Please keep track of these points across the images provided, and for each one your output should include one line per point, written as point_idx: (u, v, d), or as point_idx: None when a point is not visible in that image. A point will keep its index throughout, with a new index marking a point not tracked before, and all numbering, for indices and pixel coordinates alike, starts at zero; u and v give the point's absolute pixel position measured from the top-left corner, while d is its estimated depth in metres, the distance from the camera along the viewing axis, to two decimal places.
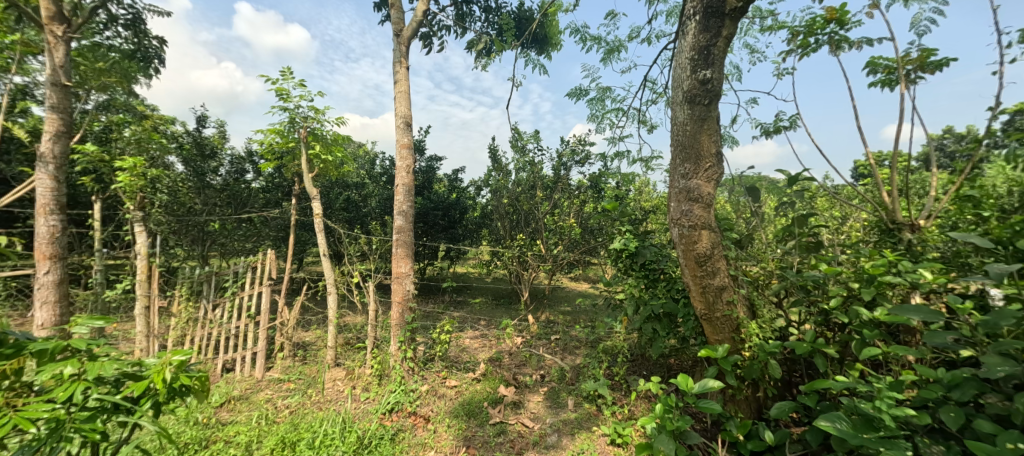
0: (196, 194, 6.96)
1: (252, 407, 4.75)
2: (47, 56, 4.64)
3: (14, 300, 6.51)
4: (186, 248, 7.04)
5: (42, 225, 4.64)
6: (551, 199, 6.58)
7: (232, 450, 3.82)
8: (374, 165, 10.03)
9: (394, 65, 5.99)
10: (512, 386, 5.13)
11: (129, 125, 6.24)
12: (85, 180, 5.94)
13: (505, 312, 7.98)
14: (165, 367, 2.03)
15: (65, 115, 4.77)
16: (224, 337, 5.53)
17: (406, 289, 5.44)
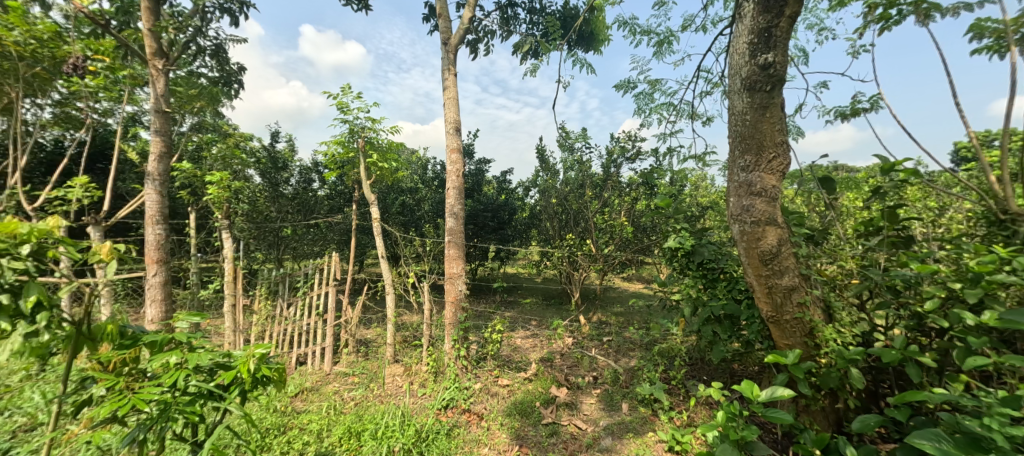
0: (270, 202, 7.47)
1: (322, 397, 4.98)
2: (151, 87, 5.20)
3: (127, 298, 7.31)
4: (264, 251, 7.53)
5: (150, 233, 5.13)
6: (601, 198, 6.41)
7: (305, 438, 4.01)
8: (426, 170, 10.30)
9: (443, 72, 6.09)
10: (567, 387, 5.05)
11: (216, 143, 6.82)
12: (182, 193, 6.52)
13: (556, 312, 7.88)
14: (250, 357, 2.27)
15: (166, 137, 5.29)
16: (297, 333, 5.89)
17: (459, 289, 5.51)
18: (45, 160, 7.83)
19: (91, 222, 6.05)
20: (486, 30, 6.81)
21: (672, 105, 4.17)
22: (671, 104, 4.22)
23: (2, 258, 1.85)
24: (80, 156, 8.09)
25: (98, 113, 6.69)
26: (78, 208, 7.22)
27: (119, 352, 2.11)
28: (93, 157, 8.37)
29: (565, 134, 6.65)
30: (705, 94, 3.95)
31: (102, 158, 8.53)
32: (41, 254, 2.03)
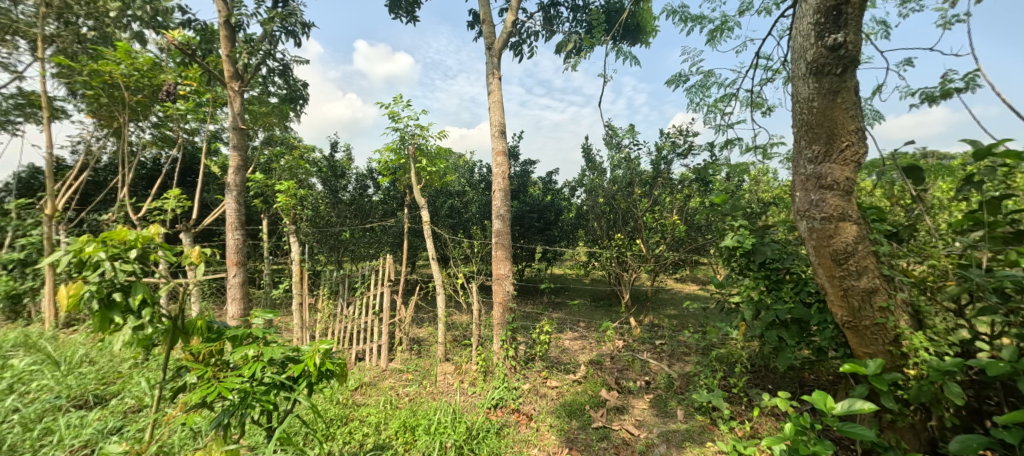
0: (331, 208, 7.82)
1: (379, 392, 5.12)
2: (229, 107, 5.59)
3: (212, 296, 7.91)
4: (326, 253, 7.85)
5: (230, 238, 5.53)
6: (651, 197, 6.15)
7: (364, 430, 4.12)
8: (472, 174, 10.43)
9: (487, 76, 6.11)
10: (619, 392, 4.88)
11: (283, 155, 7.28)
12: (256, 202, 7.03)
13: (605, 314, 7.67)
14: (316, 352, 2.52)
15: (242, 152, 5.68)
16: (356, 331, 6.10)
17: (506, 290, 5.50)
18: (145, 175, 8.74)
19: (183, 229, 6.59)
20: (529, 31, 6.78)
21: (733, 95, 3.91)
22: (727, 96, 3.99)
23: (116, 261, 2.38)
24: (174, 172, 8.94)
25: (188, 133, 7.38)
26: (172, 217, 7.93)
27: (207, 345, 2.54)
28: (182, 172, 9.21)
29: (612, 131, 6.46)
30: (764, 82, 3.71)
31: (192, 172, 9.39)
32: (145, 258, 2.54)
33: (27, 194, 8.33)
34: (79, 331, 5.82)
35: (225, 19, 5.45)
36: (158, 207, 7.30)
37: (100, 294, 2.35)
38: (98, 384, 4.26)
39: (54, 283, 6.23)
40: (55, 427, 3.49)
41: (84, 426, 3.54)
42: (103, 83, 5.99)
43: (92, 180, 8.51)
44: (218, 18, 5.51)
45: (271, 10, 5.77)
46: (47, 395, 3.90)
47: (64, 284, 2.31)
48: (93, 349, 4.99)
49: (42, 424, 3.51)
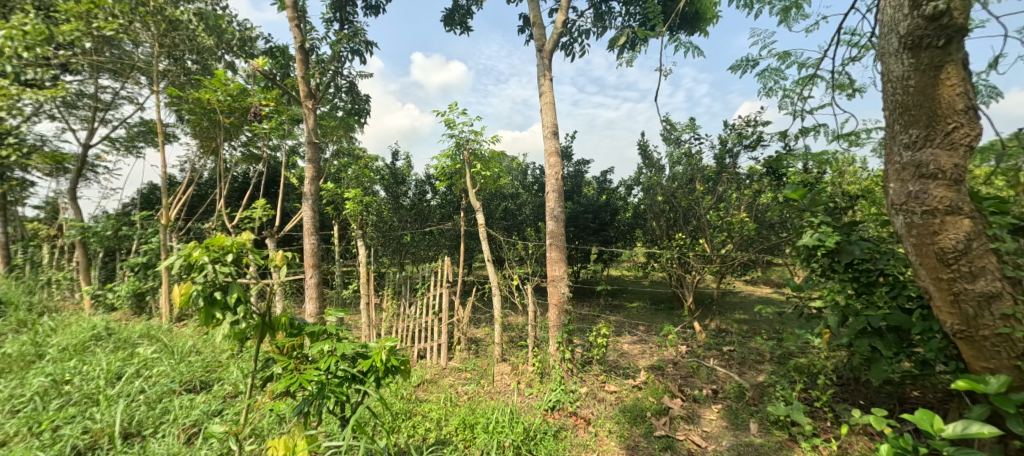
0: (393, 214, 8.08)
1: (440, 389, 5.18)
2: (305, 123, 5.93)
3: (292, 296, 8.47)
4: (389, 256, 8.09)
5: (307, 243, 5.86)
6: (715, 194, 5.77)
7: (426, 425, 4.19)
8: (526, 176, 10.40)
9: (539, 78, 6.03)
10: (684, 400, 4.60)
11: (350, 165, 7.65)
12: (328, 209, 7.45)
13: (666, 317, 7.29)
14: (382, 349, 2.81)
15: (316, 163, 5.99)
16: (418, 330, 6.24)
17: (561, 292, 5.39)
18: (237, 188, 9.61)
19: (268, 235, 7.16)
20: (580, 30, 6.63)
21: (812, 79, 3.55)
22: (804, 80, 3.64)
23: (217, 264, 2.64)
24: (261, 185, 9.73)
25: (271, 149, 7.96)
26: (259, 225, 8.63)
27: (289, 338, 2.84)
28: (267, 183, 9.98)
29: (670, 126, 6.12)
30: (849, 62, 3.34)
31: (275, 184, 10.15)
32: (240, 262, 2.78)
33: (147, 207, 9.46)
34: (188, 325, 6.45)
35: (301, 44, 5.82)
36: (250, 216, 7.94)
37: (205, 291, 2.61)
38: (203, 371, 4.68)
39: (170, 281, 6.92)
40: (171, 407, 3.90)
41: (193, 408, 3.94)
42: (203, 109, 6.67)
43: (196, 194, 9.49)
44: (294, 43, 5.87)
45: (338, 32, 6.07)
46: (164, 379, 4.36)
47: (176, 284, 2.59)
48: (199, 340, 5.50)
49: (161, 406, 3.93)
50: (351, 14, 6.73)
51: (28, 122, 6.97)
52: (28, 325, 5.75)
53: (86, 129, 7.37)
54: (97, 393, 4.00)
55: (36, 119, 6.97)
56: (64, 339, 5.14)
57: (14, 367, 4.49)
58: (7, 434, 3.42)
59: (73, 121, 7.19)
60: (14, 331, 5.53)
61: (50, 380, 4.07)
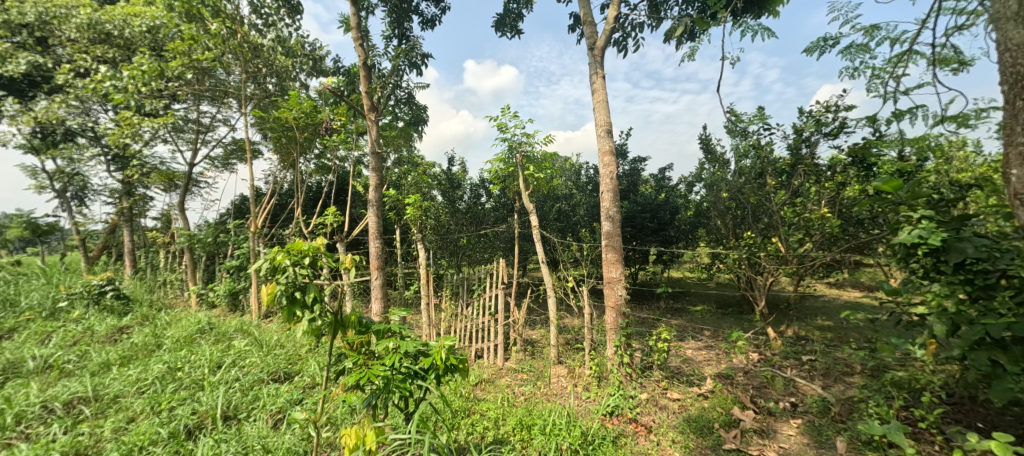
0: (450, 217, 8.19)
1: (497, 389, 5.15)
2: (369, 134, 6.14)
3: (360, 296, 8.85)
4: (446, 259, 8.21)
5: (372, 246, 6.05)
6: (789, 188, 5.27)
7: (485, 423, 4.15)
8: (579, 176, 10.22)
9: (591, 76, 5.85)
10: (758, 412, 4.25)
11: (410, 171, 7.88)
12: (391, 215, 7.71)
13: (734, 321, 6.82)
14: (443, 348, 2.95)
15: (379, 171, 6.18)
16: (475, 330, 6.25)
17: (619, 295, 5.19)
18: (312, 197, 10.24)
19: (337, 239, 7.53)
20: (633, 23, 6.37)
21: (908, 55, 3.14)
22: (898, 58, 3.23)
23: (297, 267, 2.80)
24: (331, 193, 10.29)
25: (340, 160, 8.40)
26: (330, 230, 9.12)
27: (359, 336, 3.00)
28: (337, 192, 10.51)
29: (735, 118, 5.69)
30: (953, 31, 2.90)
31: (344, 192, 10.68)
32: (315, 265, 2.91)
33: (239, 216, 10.31)
34: (273, 321, 6.89)
35: (364, 62, 6.09)
36: (323, 222, 8.40)
37: (287, 291, 2.77)
38: (287, 363, 4.97)
39: (259, 280, 7.40)
40: (261, 395, 4.19)
41: (279, 396, 4.21)
42: (284, 126, 7.12)
43: (278, 203, 10.20)
44: (358, 61, 6.14)
45: (396, 48, 6.26)
46: (255, 369, 4.68)
47: (264, 285, 2.79)
48: (284, 334, 5.85)
49: (253, 393, 4.23)
50: (408, 29, 6.90)
51: (147, 147, 7.82)
52: (149, 319, 6.37)
53: (191, 150, 8.11)
54: (202, 379, 4.37)
55: (153, 143, 7.77)
56: (177, 331, 5.63)
57: (138, 355, 4.97)
58: (133, 412, 3.81)
59: (181, 144, 7.94)
60: (138, 323, 6.13)
61: (166, 367, 4.49)
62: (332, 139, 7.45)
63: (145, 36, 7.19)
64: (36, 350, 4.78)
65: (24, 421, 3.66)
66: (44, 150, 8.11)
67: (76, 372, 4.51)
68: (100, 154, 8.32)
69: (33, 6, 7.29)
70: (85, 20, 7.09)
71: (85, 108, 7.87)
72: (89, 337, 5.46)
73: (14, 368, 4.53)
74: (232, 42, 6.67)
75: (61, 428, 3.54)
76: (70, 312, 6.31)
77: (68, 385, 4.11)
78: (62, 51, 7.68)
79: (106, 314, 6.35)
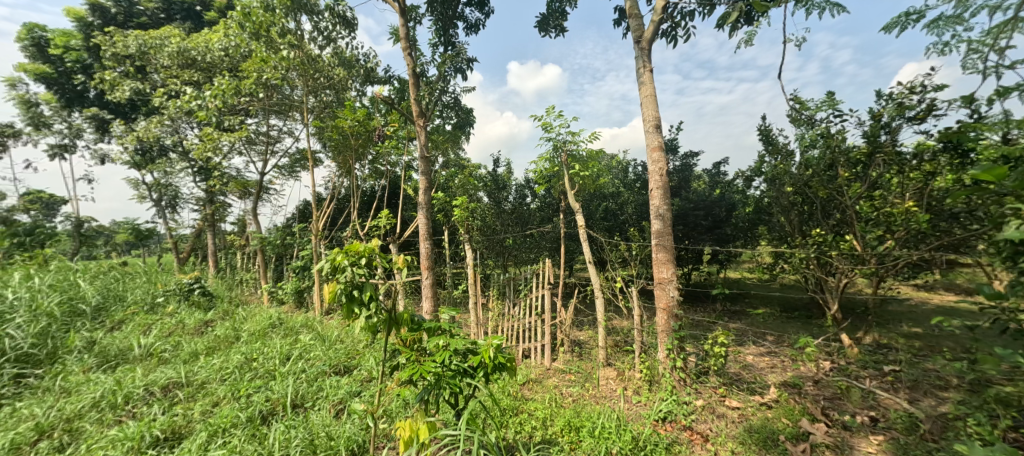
0: (496, 218, 8.20)
1: (545, 389, 5.03)
2: (417, 139, 6.20)
3: (412, 295, 9.02)
4: (493, 259, 8.18)
5: (423, 246, 6.12)
6: (866, 179, 4.75)
7: (532, 422, 4.06)
8: (627, 174, 9.95)
9: (638, 70, 5.60)
10: (830, 425, 3.90)
11: (457, 174, 7.96)
12: (439, 217, 7.81)
13: (801, 325, 6.32)
14: (490, 346, 2.91)
15: (428, 175, 6.23)
16: (522, 330, 6.16)
17: (671, 296, 4.93)
18: (366, 200, 10.62)
19: (390, 240, 7.71)
20: (684, 12, 6.05)
21: (1015, 22, 2.72)
22: (1001, 27, 2.80)
23: (354, 266, 2.85)
24: (384, 197, 10.63)
25: (391, 166, 8.60)
26: (384, 232, 9.38)
27: (411, 334, 3.01)
28: (389, 196, 10.83)
29: (799, 106, 5.24)
30: None
31: (395, 195, 11.00)
32: (371, 265, 2.95)
33: (301, 220, 10.85)
34: (335, 317, 7.17)
35: (413, 69, 6.19)
36: (377, 224, 8.65)
37: (346, 289, 2.81)
38: (347, 357, 5.11)
39: (321, 278, 7.72)
40: (324, 386, 4.34)
41: (340, 387, 4.34)
42: (339, 135, 7.39)
43: (335, 207, 10.64)
44: (407, 69, 6.22)
45: (442, 54, 6.32)
46: (319, 362, 4.85)
47: (325, 284, 2.87)
48: (344, 330, 6.03)
49: (317, 384, 4.37)
50: (454, 35, 6.93)
51: (225, 160, 8.38)
52: (229, 314, 6.81)
53: (262, 160, 8.62)
54: (274, 369, 4.59)
55: (230, 156, 8.32)
56: (252, 325, 5.98)
57: (221, 346, 5.29)
58: (217, 397, 4.06)
59: (254, 156, 8.45)
60: (220, 317, 6.55)
61: (244, 358, 4.77)
62: (385, 145, 7.65)
63: (224, 60, 7.73)
64: (140, 339, 5.13)
65: (130, 401, 3.96)
66: (145, 165, 9.01)
67: (172, 360, 4.83)
68: (188, 167, 9.04)
69: (135, 39, 8.01)
70: (175, 48, 7.67)
71: (176, 127, 8.60)
72: (181, 329, 5.87)
73: (124, 355, 4.88)
74: (297, 62, 7.04)
75: (160, 409, 3.82)
76: (167, 306, 6.81)
77: (165, 371, 4.42)
78: (157, 76, 8.45)
79: (194, 309, 6.87)
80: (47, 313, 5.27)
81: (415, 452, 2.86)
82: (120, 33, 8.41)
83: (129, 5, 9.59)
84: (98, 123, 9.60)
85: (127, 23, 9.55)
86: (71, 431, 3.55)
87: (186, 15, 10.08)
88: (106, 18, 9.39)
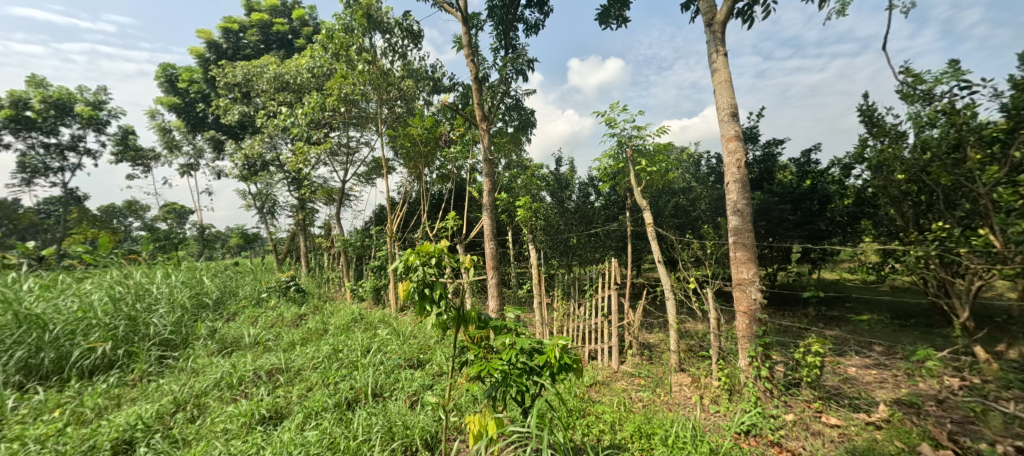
0: (560, 218, 8.01)
1: (613, 392, 4.74)
2: (481, 143, 6.16)
3: (479, 294, 9.06)
4: (557, 258, 7.96)
5: (489, 246, 6.06)
6: (1006, 162, 3.96)
7: (600, 426, 3.80)
8: (699, 167, 9.29)
9: (710, 55, 5.11)
10: (957, 453, 3.29)
11: (520, 174, 7.88)
12: (503, 218, 7.76)
13: (916, 333, 5.45)
14: (555, 346, 2.76)
15: (492, 176, 6.16)
16: (588, 330, 5.89)
17: (753, 299, 4.44)
18: (435, 203, 10.87)
19: (458, 241, 7.78)
20: None
21: None
22: None
23: (426, 265, 2.80)
24: (451, 199, 10.81)
25: (457, 169, 8.67)
26: (453, 233, 9.52)
27: (479, 332, 2.92)
28: (457, 198, 11.01)
29: (912, 80, 4.50)
30: None
31: (461, 197, 11.14)
32: (440, 265, 2.88)
33: (377, 223, 11.31)
34: (409, 313, 7.36)
35: (476, 74, 6.18)
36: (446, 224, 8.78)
37: (418, 287, 2.77)
38: (420, 351, 5.17)
39: (396, 277, 7.97)
40: (400, 378, 4.39)
41: (414, 380, 4.38)
42: (409, 142, 7.58)
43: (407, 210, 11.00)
44: (469, 73, 6.21)
45: (503, 57, 6.23)
46: (395, 355, 4.94)
47: (399, 283, 2.86)
48: (417, 326, 6.14)
49: (394, 375, 4.43)
50: (515, 37, 6.81)
51: (312, 171, 8.94)
52: (319, 308, 7.21)
53: (343, 169, 9.08)
54: (357, 360, 4.73)
55: (317, 167, 8.85)
56: (337, 320, 6.27)
57: (313, 337, 5.57)
58: (310, 383, 4.24)
59: (336, 166, 8.92)
60: (312, 311, 6.95)
61: (331, 349, 4.97)
62: (452, 151, 7.73)
63: (311, 80, 8.21)
64: (249, 329, 5.52)
65: (242, 382, 4.25)
66: (250, 178, 9.94)
67: (274, 348, 5.16)
68: (284, 178, 9.78)
69: (241, 69, 8.84)
70: (272, 75, 8.30)
71: (273, 143, 9.33)
72: (280, 321, 6.25)
73: (237, 342, 5.29)
74: (371, 76, 7.30)
75: (266, 390, 4.06)
76: (269, 300, 7.41)
77: (269, 357, 4.72)
78: (258, 101, 9.24)
79: (291, 303, 7.38)
80: (181, 304, 5.69)
81: (484, 447, 2.75)
82: (229, 65, 9.36)
83: (237, 39, 10.64)
84: (216, 144, 10.80)
85: (236, 56, 10.61)
86: (199, 406, 3.87)
87: (281, 44, 10.92)
88: (219, 53, 10.52)
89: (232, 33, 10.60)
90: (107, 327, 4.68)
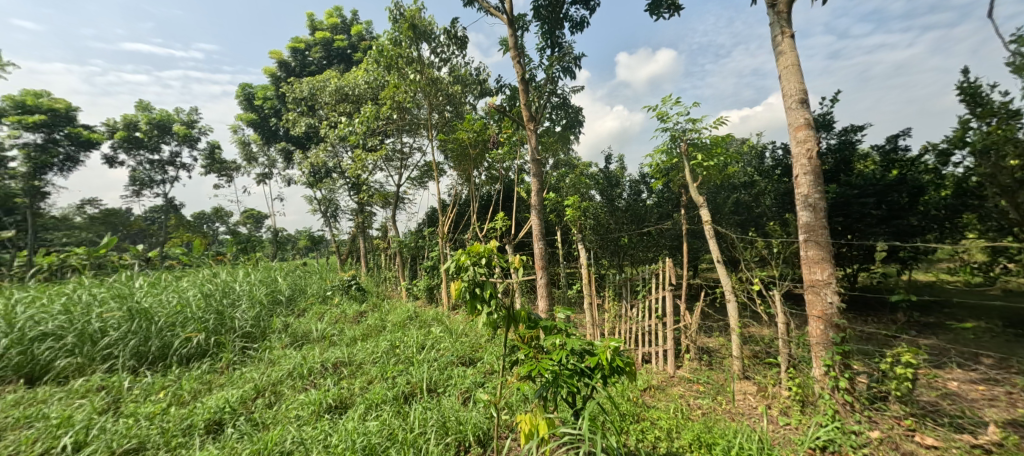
0: (610, 216, 7.69)
1: (669, 397, 4.44)
2: (528, 143, 6.01)
3: (529, 293, 8.92)
4: (607, 258, 7.66)
5: (538, 246, 5.91)
6: None
7: (656, 432, 3.54)
8: (762, 159, 8.62)
9: (774, 37, 4.66)
10: None
11: (568, 173, 7.67)
12: (551, 217, 7.58)
13: None
14: (607, 347, 2.55)
15: (539, 174, 5.99)
16: (640, 333, 5.58)
17: (828, 303, 3.96)
18: (484, 203, 10.87)
19: (507, 241, 7.69)
20: None
21: None
22: None
23: (476, 264, 2.70)
24: (501, 199, 10.77)
25: (506, 169, 8.59)
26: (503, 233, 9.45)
27: (529, 332, 2.77)
28: (506, 199, 10.95)
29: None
30: None
31: (510, 198, 11.07)
32: (490, 266, 2.77)
33: (429, 224, 11.49)
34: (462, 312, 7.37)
35: (523, 76, 6.05)
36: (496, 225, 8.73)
37: (469, 287, 2.67)
38: (472, 349, 5.11)
39: (448, 276, 8.01)
40: (453, 375, 4.33)
41: (466, 377, 4.31)
42: (459, 146, 7.58)
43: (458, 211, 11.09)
44: (516, 75, 6.08)
45: (549, 55, 6.06)
46: (447, 352, 4.91)
47: (451, 281, 2.77)
48: (468, 325, 6.09)
49: (447, 372, 4.39)
50: (562, 35, 6.60)
51: (371, 178, 9.21)
52: (378, 306, 7.37)
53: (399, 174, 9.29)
54: (412, 356, 4.74)
55: (374, 172, 9.10)
56: (394, 317, 6.37)
57: (372, 333, 5.67)
58: (370, 376, 4.29)
59: (392, 171, 9.13)
60: (371, 309, 7.11)
61: (389, 345, 5.00)
62: (500, 153, 7.65)
63: (367, 90, 8.45)
64: (316, 324, 5.71)
65: (312, 373, 4.38)
66: (315, 185, 10.43)
67: (338, 342, 5.30)
68: (344, 184, 10.17)
69: (307, 85, 9.27)
70: (333, 88, 8.60)
71: (335, 152, 9.73)
72: (343, 317, 6.42)
73: (306, 335, 5.48)
74: (422, 82, 7.38)
75: (332, 382, 4.14)
76: (332, 298, 7.68)
77: (334, 351, 4.82)
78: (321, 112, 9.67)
79: (353, 300, 7.60)
80: (259, 300, 5.99)
81: (535, 447, 2.58)
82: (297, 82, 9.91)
83: (304, 57, 11.26)
84: (286, 154, 11.45)
85: (302, 72, 11.21)
86: (275, 393, 4.00)
87: (342, 59, 11.33)
88: (288, 70, 11.18)
89: (299, 52, 11.25)
90: (200, 320, 4.92)
